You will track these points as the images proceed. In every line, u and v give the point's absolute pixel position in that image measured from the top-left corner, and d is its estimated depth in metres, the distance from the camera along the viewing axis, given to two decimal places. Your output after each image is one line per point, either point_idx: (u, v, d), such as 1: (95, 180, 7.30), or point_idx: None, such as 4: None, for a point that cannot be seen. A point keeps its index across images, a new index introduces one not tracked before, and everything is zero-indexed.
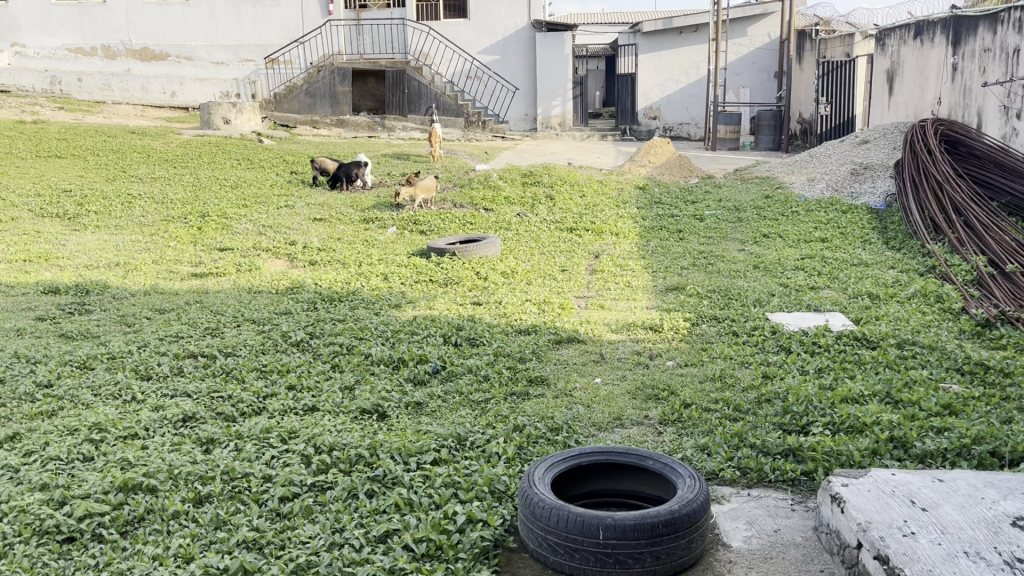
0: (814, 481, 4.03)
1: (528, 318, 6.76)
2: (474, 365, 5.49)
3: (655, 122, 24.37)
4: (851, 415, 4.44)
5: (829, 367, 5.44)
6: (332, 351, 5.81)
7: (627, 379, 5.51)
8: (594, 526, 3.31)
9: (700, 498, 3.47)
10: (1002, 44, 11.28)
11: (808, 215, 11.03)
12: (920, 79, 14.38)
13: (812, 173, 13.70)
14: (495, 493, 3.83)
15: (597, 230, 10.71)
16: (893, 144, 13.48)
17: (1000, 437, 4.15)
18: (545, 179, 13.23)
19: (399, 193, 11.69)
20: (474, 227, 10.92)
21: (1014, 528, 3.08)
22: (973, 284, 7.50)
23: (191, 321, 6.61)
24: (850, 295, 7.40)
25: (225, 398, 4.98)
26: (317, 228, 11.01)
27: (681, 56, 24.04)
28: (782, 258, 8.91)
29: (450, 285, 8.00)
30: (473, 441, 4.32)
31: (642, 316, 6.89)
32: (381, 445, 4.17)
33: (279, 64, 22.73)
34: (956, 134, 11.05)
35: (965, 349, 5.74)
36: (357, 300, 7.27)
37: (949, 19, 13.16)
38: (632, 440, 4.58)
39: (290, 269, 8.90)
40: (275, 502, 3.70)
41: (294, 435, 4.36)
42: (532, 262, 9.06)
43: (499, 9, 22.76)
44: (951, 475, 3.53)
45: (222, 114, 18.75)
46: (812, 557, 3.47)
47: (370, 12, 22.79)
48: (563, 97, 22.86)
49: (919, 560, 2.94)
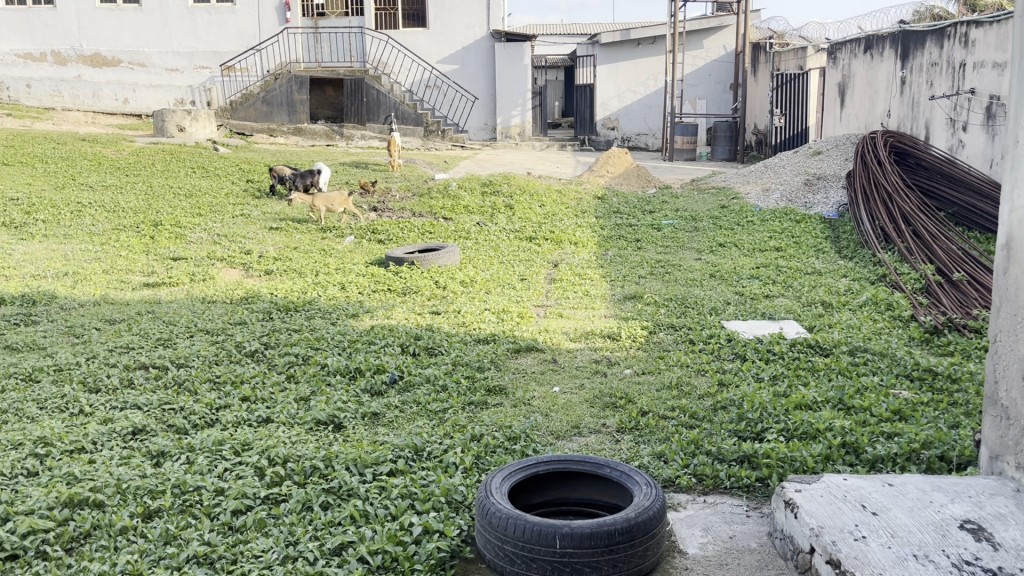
0: (768, 487, 4.07)
1: (487, 327, 6.76)
2: (432, 376, 5.46)
3: (613, 133, 24.60)
4: (805, 421, 4.51)
5: (783, 375, 5.50)
6: (288, 362, 5.73)
7: (585, 387, 5.53)
8: (550, 535, 3.30)
9: (656, 505, 3.48)
10: (949, 58, 11.58)
11: (763, 224, 11.20)
12: (870, 92, 14.71)
13: (767, 183, 13.93)
14: (451, 504, 3.80)
15: (556, 239, 10.75)
16: (845, 156, 13.77)
17: (948, 442, 4.24)
18: (503, 189, 13.24)
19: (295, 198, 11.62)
20: (433, 235, 10.91)
21: (961, 531, 3.13)
22: (921, 292, 7.66)
23: (142, 332, 6.48)
24: (803, 303, 7.52)
25: (176, 409, 4.89)
26: (273, 237, 10.89)
27: (639, 67, 24.30)
28: (737, 266, 9.03)
29: (408, 294, 7.97)
30: (430, 451, 4.29)
31: (599, 325, 6.93)
32: (337, 457, 4.14)
33: (234, 72, 22.51)
34: (905, 146, 11.30)
35: (914, 356, 5.87)
36: (313, 309, 7.20)
37: (897, 33, 13.48)
38: (589, 448, 4.59)
39: (245, 278, 8.80)
40: (226, 516, 3.63)
41: (247, 447, 4.29)
42: (491, 272, 9.06)
43: (458, 19, 22.80)
44: (901, 479, 3.58)
45: (176, 122, 18.48)
46: (767, 563, 3.49)
47: (328, 20, 22.72)
48: (522, 108, 23.01)
49: (869, 564, 2.98)
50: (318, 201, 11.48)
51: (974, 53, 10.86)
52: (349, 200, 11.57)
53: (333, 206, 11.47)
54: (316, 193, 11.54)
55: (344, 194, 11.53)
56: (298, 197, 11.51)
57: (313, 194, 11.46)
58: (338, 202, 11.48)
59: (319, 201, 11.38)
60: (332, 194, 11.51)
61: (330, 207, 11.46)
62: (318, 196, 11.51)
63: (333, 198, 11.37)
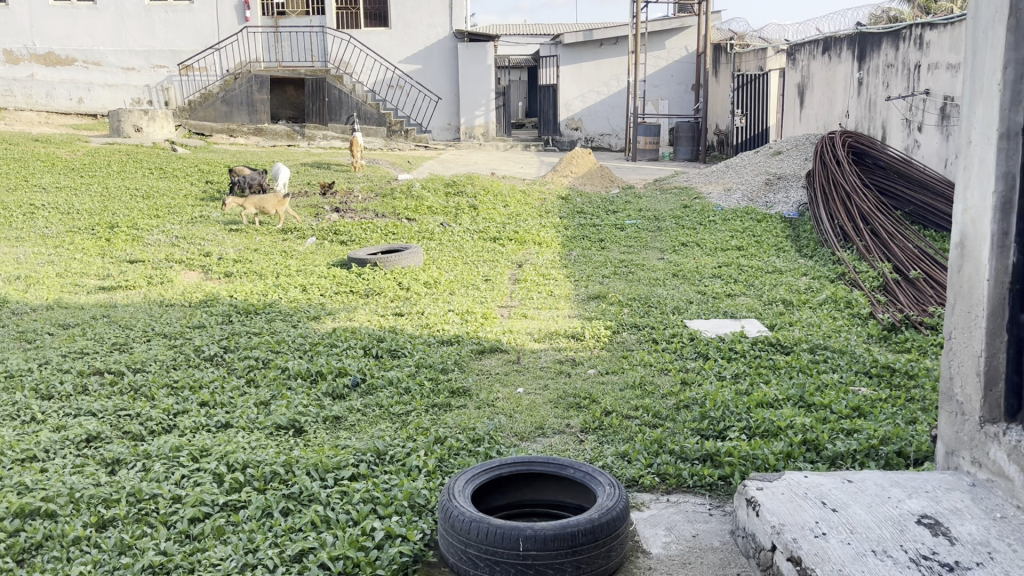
0: (731, 486, 4.10)
1: (450, 328, 6.73)
2: (395, 378, 5.41)
3: (577, 133, 24.69)
4: (766, 420, 4.55)
5: (744, 373, 5.55)
6: (247, 366, 5.65)
7: (548, 388, 5.52)
8: (513, 538, 3.28)
9: (619, 506, 3.49)
10: (904, 60, 11.78)
11: (725, 224, 11.30)
12: (828, 93, 14.93)
13: (728, 183, 14.06)
14: (414, 508, 3.77)
15: (519, 239, 10.74)
16: (805, 156, 13.95)
17: (905, 438, 4.31)
18: (467, 189, 13.20)
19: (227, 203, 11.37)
20: (396, 236, 10.84)
21: (919, 526, 3.16)
22: (879, 290, 7.78)
23: (96, 336, 6.34)
24: (764, 301, 7.59)
25: (132, 416, 4.79)
26: (233, 238, 10.73)
27: (602, 68, 24.41)
28: (700, 266, 9.10)
29: (370, 296, 7.90)
30: (393, 454, 4.26)
31: (562, 326, 6.92)
32: (297, 461, 4.09)
33: (193, 71, 22.20)
34: (862, 146, 11.48)
35: (872, 352, 5.97)
36: (273, 312, 7.10)
37: (855, 35, 13.69)
38: (554, 449, 4.57)
39: (203, 281, 8.66)
40: (184, 524, 3.56)
41: (205, 453, 4.22)
42: (455, 273, 9.03)
43: (420, 19, 22.72)
44: (861, 476, 3.62)
45: (133, 122, 18.17)
46: (730, 561, 3.52)
47: (288, 20, 22.53)
48: (485, 108, 23.01)
49: (830, 560, 3.00)
50: (251, 202, 11.28)
51: (929, 55, 11.06)
52: (283, 203, 11.32)
53: (266, 209, 11.26)
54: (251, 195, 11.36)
55: (278, 197, 11.31)
56: (231, 199, 11.33)
57: (246, 196, 11.27)
58: (272, 205, 11.26)
59: (252, 203, 11.18)
60: (266, 196, 11.30)
61: (264, 208, 11.25)
62: (251, 198, 11.29)
63: (265, 199, 11.17)
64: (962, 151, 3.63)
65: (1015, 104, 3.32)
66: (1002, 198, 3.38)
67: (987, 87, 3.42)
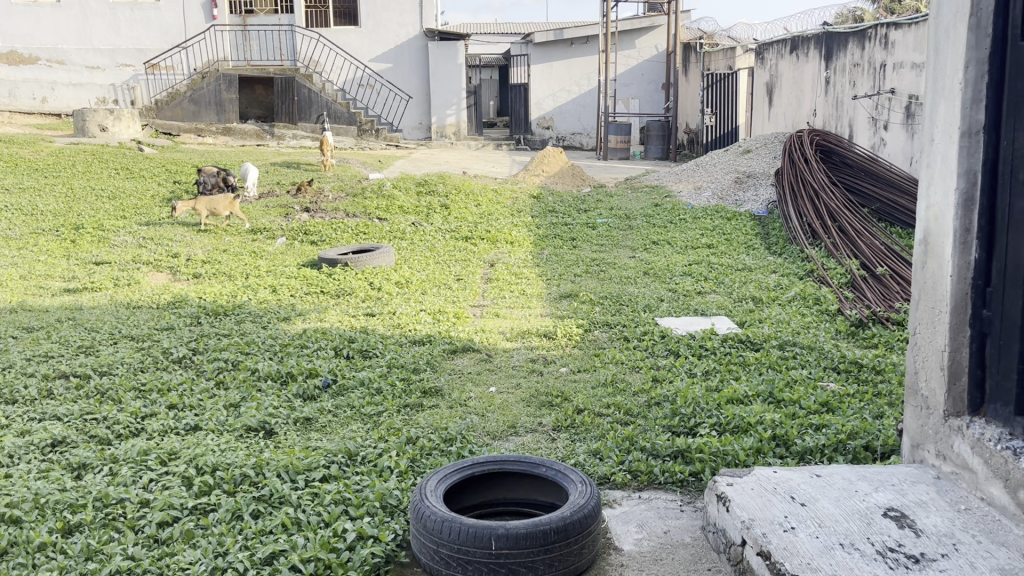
0: (702, 481, 4.13)
1: (422, 328, 6.72)
2: (366, 379, 5.39)
3: (548, 132, 24.74)
4: (736, 416, 4.59)
5: (715, 370, 5.60)
6: (216, 368, 5.60)
7: (521, 387, 5.52)
8: (485, 537, 3.28)
9: (591, 503, 3.50)
10: (870, 59, 11.94)
11: (695, 222, 11.37)
12: (796, 92, 15.09)
13: (699, 181, 14.16)
14: (386, 509, 3.76)
15: (491, 238, 10.72)
16: (774, 154, 14.09)
17: (872, 432, 4.37)
18: (438, 188, 13.15)
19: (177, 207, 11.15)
20: (368, 236, 10.78)
21: (885, 519, 3.20)
22: (847, 287, 7.87)
23: (61, 340, 6.25)
24: (734, 299, 7.66)
25: (99, 420, 4.72)
26: (202, 239, 10.62)
27: (573, 67, 24.48)
28: (670, 264, 9.16)
29: (342, 296, 7.86)
30: (365, 456, 4.24)
31: (535, 325, 6.93)
32: (268, 463, 4.05)
33: (159, 70, 21.93)
34: (829, 144, 11.62)
35: (840, 348, 6.04)
36: (243, 314, 7.03)
37: (822, 35, 13.84)
38: (525, 448, 4.58)
39: (171, 282, 8.56)
40: (152, 528, 3.52)
41: (174, 456, 4.18)
42: (427, 272, 9.00)
43: (390, 17, 22.64)
44: (828, 470, 3.67)
45: (98, 121, 17.91)
46: (701, 556, 3.55)
47: (257, 18, 22.30)
48: (457, 107, 22.99)
49: (798, 554, 3.03)
50: (202, 204, 11.11)
51: (894, 54, 11.21)
52: (235, 204, 11.16)
53: (217, 209, 11.09)
54: (202, 196, 11.19)
55: (229, 197, 11.14)
56: (181, 203, 11.14)
57: (196, 197, 11.10)
58: (222, 205, 11.10)
59: (202, 203, 11.01)
60: (217, 197, 11.14)
61: (214, 209, 11.08)
62: (201, 200, 11.11)
63: (215, 200, 11.00)
64: (925, 149, 3.68)
65: (975, 101, 3.37)
66: (964, 195, 3.43)
67: (950, 86, 3.46)
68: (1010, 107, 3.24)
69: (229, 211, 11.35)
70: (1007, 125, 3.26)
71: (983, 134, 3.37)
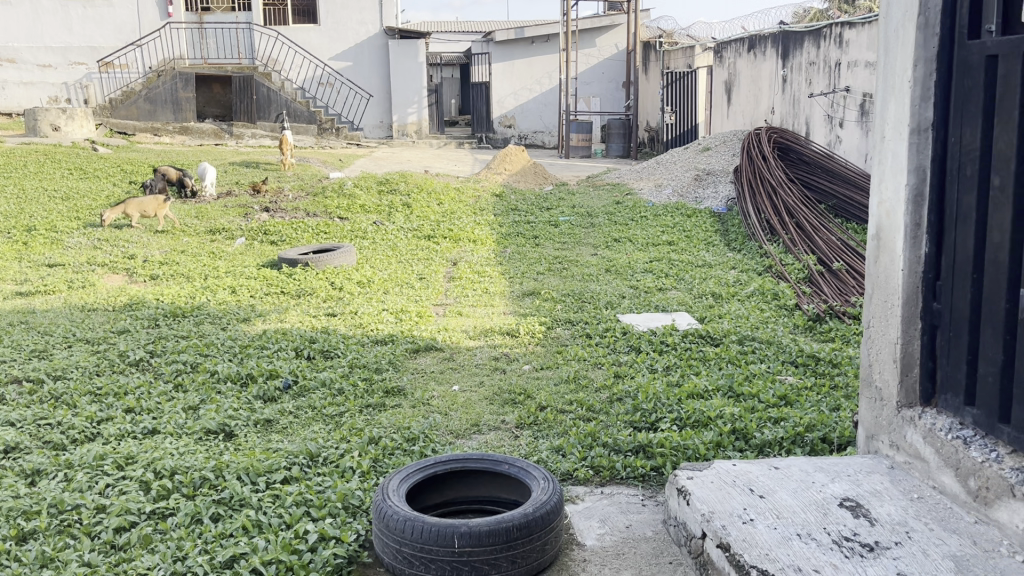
0: (663, 476, 4.17)
1: (385, 328, 6.69)
2: (327, 380, 5.35)
3: (510, 131, 24.76)
4: (697, 410, 4.65)
5: (676, 365, 5.66)
6: (175, 370, 5.53)
7: (484, 385, 5.54)
8: (448, 535, 3.29)
9: (553, 499, 3.52)
10: (825, 58, 12.15)
11: (656, 219, 11.47)
12: (754, 90, 15.29)
13: (659, 179, 14.28)
14: (348, 509, 3.74)
15: (453, 237, 10.69)
16: (732, 152, 14.26)
17: (829, 424, 4.45)
18: (400, 187, 13.08)
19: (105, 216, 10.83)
20: (329, 236, 10.70)
21: (840, 509, 3.26)
22: (805, 282, 8.00)
23: (13, 344, 6.12)
24: (695, 295, 7.74)
25: (54, 425, 4.63)
26: (158, 240, 10.47)
27: (534, 65, 24.53)
28: (632, 261, 9.23)
29: (302, 296, 7.80)
30: (326, 457, 4.21)
31: (498, 323, 6.94)
32: (227, 466, 4.01)
33: (113, 68, 21.58)
34: (787, 142, 11.79)
35: (798, 342, 6.14)
36: (202, 315, 6.94)
37: (778, 34, 14.05)
38: (489, 446, 4.58)
39: (127, 284, 8.42)
40: (108, 534, 3.46)
41: (131, 461, 4.12)
42: (389, 271, 8.95)
43: (349, 15, 22.48)
44: (786, 462, 3.73)
45: (50, 120, 17.54)
46: (662, 550, 3.59)
47: (213, 15, 21.97)
48: (418, 105, 22.89)
49: (756, 545, 3.07)
50: (130, 207, 10.85)
51: (848, 53, 11.41)
52: (164, 205, 10.93)
53: (147, 212, 10.88)
54: (129, 200, 10.92)
55: (159, 200, 10.90)
56: (107, 212, 10.83)
57: (124, 202, 10.84)
58: (152, 208, 10.87)
59: (130, 207, 10.77)
60: (145, 200, 10.90)
61: (144, 212, 10.86)
62: (129, 203, 10.85)
63: (144, 203, 10.77)
64: (877, 146, 3.75)
65: (924, 99, 3.44)
66: (915, 191, 3.50)
67: (899, 85, 3.53)
68: (958, 105, 3.32)
69: (159, 214, 11.10)
70: (955, 123, 3.33)
71: (931, 131, 3.44)
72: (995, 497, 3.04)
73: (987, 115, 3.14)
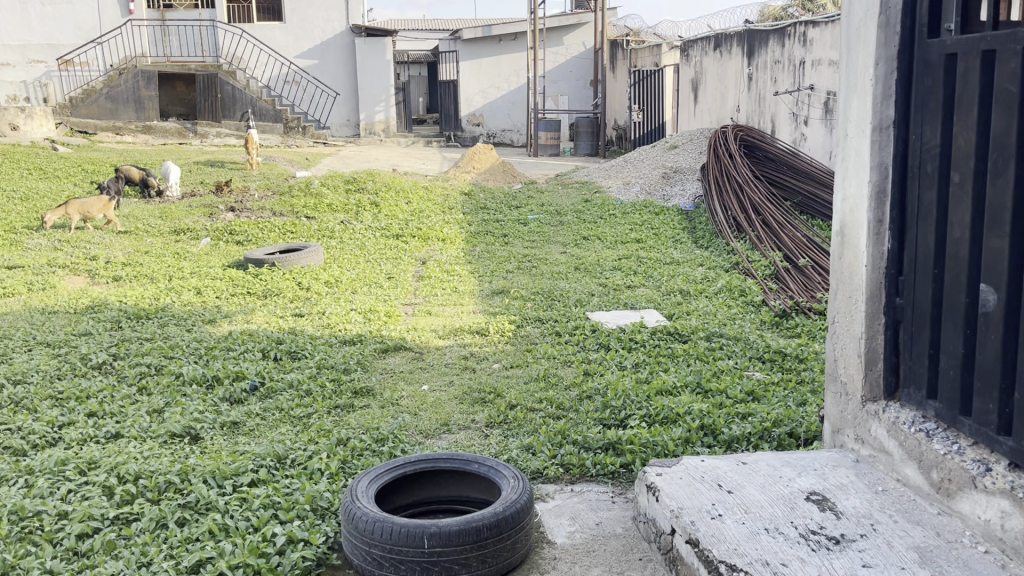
0: (632, 473, 4.18)
1: (353, 328, 6.64)
2: (294, 381, 5.31)
3: (478, 129, 24.72)
4: (665, 407, 4.67)
5: (644, 362, 5.68)
6: (139, 373, 5.44)
7: (453, 384, 5.52)
8: (418, 535, 3.27)
9: (523, 498, 3.51)
10: (789, 56, 12.29)
11: (624, 217, 11.53)
12: (720, 88, 15.43)
13: (627, 177, 14.35)
14: (317, 511, 3.71)
15: (422, 236, 10.65)
16: (699, 150, 14.37)
17: (795, 419, 4.50)
18: (368, 186, 13.01)
19: (47, 219, 10.56)
20: (295, 235, 10.60)
21: (807, 503, 3.30)
22: (771, 279, 8.08)
23: None
24: (663, 292, 7.78)
25: (13, 430, 4.53)
26: (121, 241, 10.31)
27: (502, 64, 24.52)
28: (600, 259, 9.26)
29: (269, 296, 7.72)
30: (294, 459, 4.17)
31: (468, 321, 6.92)
32: (193, 470, 3.95)
33: (73, 66, 21.26)
34: (752, 139, 11.91)
35: (764, 338, 6.20)
36: (166, 316, 6.85)
37: (744, 32, 14.18)
38: (458, 445, 4.57)
39: (89, 286, 8.29)
40: (71, 540, 3.39)
41: (94, 466, 4.05)
42: (357, 271, 8.89)
43: (315, 13, 22.32)
44: (754, 458, 3.75)
45: (9, 119, 17.19)
46: (632, 546, 3.60)
47: (176, 13, 21.74)
48: (386, 103, 22.77)
49: (725, 541, 3.08)
50: (73, 208, 10.59)
51: (812, 52, 11.55)
52: (109, 206, 10.70)
53: (90, 213, 10.62)
54: (72, 201, 10.66)
55: (103, 201, 10.66)
56: (49, 214, 10.56)
57: (66, 203, 10.58)
58: (96, 209, 10.62)
59: (73, 208, 10.50)
60: (88, 200, 10.65)
61: (88, 213, 10.61)
62: (72, 203, 10.59)
63: (88, 204, 10.52)
64: (840, 144, 3.79)
65: (886, 98, 3.48)
66: (877, 187, 3.55)
67: (861, 84, 3.57)
68: (918, 103, 3.36)
69: (103, 215, 10.85)
70: (916, 121, 3.38)
71: (893, 128, 3.49)
72: (957, 489, 3.09)
73: (947, 111, 3.19)
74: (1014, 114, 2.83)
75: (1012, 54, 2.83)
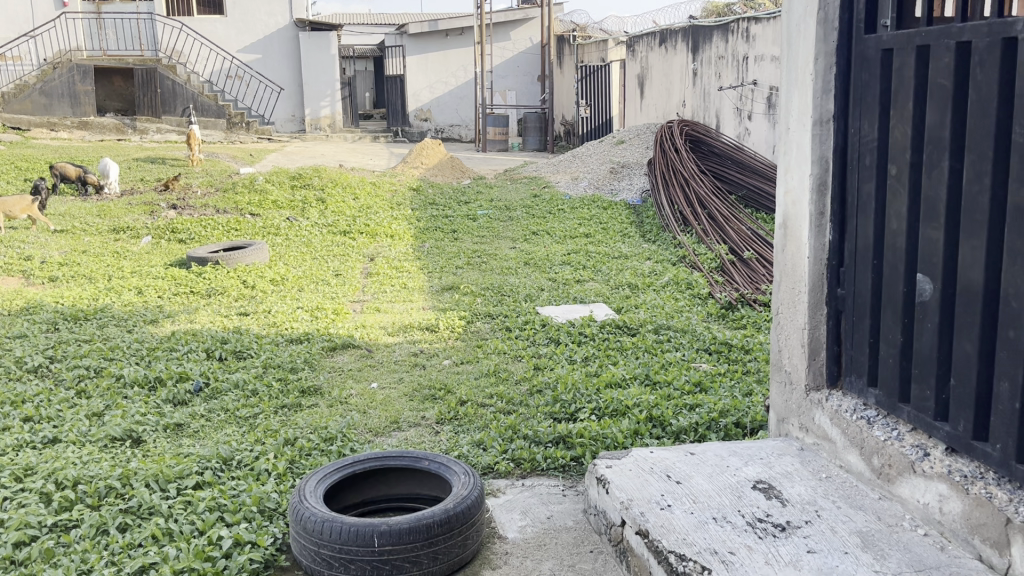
0: (582, 465, 4.21)
1: (300, 326, 6.54)
2: (240, 381, 5.21)
3: (426, 124, 24.59)
4: (614, 400, 4.70)
5: (594, 355, 5.72)
6: (77, 376, 5.28)
7: (403, 381, 5.48)
8: (367, 535, 3.24)
9: (474, 494, 3.50)
10: (733, 52, 12.46)
11: (573, 212, 11.57)
12: (665, 84, 15.60)
13: (575, 172, 14.43)
14: (264, 513, 3.65)
15: (370, 232, 10.57)
16: (646, 145, 14.50)
17: (742, 409, 4.56)
18: (314, 182, 12.85)
19: None
20: (240, 233, 10.40)
21: (753, 491, 3.35)
22: (717, 271, 8.19)
23: None
24: (611, 286, 7.84)
25: None
26: (58, 240, 10.01)
27: (449, 58, 24.43)
28: (550, 254, 9.28)
29: (212, 296, 7.57)
30: (240, 460, 4.10)
31: (417, 318, 6.89)
32: (134, 474, 3.85)
33: (5, 61, 20.51)
34: (698, 134, 12.05)
35: (711, 330, 6.28)
36: (105, 317, 6.68)
37: (688, 28, 14.36)
38: (408, 443, 4.54)
39: (24, 287, 8.02)
40: (6, 549, 3.27)
41: (30, 472, 3.92)
42: (303, 269, 8.77)
43: (257, 7, 21.96)
44: (701, 448, 3.80)
45: None
46: (583, 539, 3.61)
47: (111, 5, 21.20)
48: (331, 98, 22.48)
49: (674, 531, 3.11)
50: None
51: (754, 47, 11.74)
52: (31, 207, 10.32)
53: (11, 212, 10.24)
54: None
55: (24, 201, 10.25)
56: None
57: None
58: (17, 209, 10.24)
59: None
60: (10, 199, 10.28)
61: (8, 213, 10.23)
62: None
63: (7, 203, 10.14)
64: (782, 137, 3.85)
65: (825, 92, 3.54)
66: (818, 180, 3.61)
67: (801, 78, 3.62)
68: (857, 98, 3.43)
69: (27, 215, 10.47)
70: (855, 115, 3.44)
71: (833, 122, 3.55)
72: (897, 474, 3.16)
73: (884, 106, 3.26)
74: (947, 109, 2.90)
75: (944, 49, 2.90)
